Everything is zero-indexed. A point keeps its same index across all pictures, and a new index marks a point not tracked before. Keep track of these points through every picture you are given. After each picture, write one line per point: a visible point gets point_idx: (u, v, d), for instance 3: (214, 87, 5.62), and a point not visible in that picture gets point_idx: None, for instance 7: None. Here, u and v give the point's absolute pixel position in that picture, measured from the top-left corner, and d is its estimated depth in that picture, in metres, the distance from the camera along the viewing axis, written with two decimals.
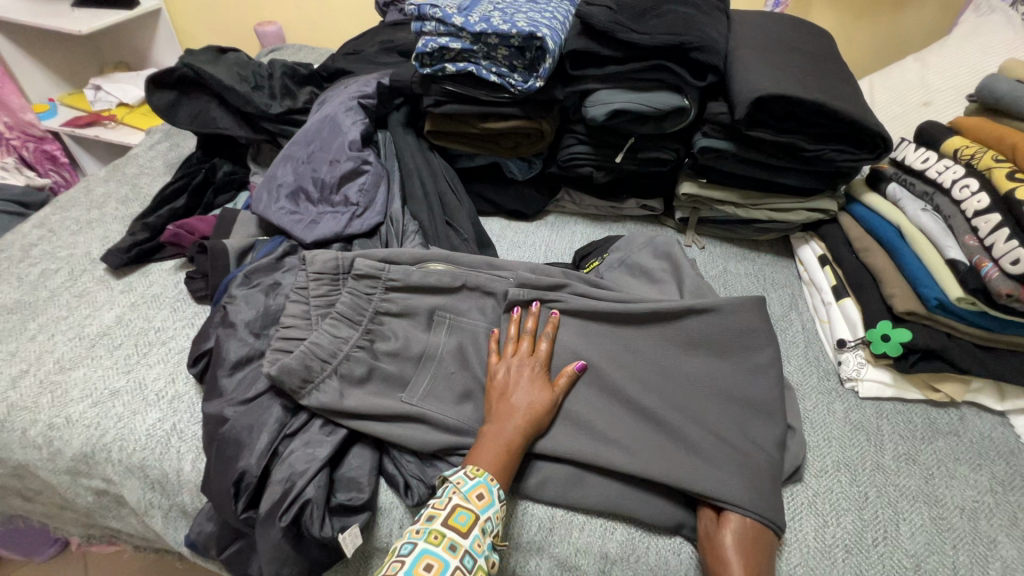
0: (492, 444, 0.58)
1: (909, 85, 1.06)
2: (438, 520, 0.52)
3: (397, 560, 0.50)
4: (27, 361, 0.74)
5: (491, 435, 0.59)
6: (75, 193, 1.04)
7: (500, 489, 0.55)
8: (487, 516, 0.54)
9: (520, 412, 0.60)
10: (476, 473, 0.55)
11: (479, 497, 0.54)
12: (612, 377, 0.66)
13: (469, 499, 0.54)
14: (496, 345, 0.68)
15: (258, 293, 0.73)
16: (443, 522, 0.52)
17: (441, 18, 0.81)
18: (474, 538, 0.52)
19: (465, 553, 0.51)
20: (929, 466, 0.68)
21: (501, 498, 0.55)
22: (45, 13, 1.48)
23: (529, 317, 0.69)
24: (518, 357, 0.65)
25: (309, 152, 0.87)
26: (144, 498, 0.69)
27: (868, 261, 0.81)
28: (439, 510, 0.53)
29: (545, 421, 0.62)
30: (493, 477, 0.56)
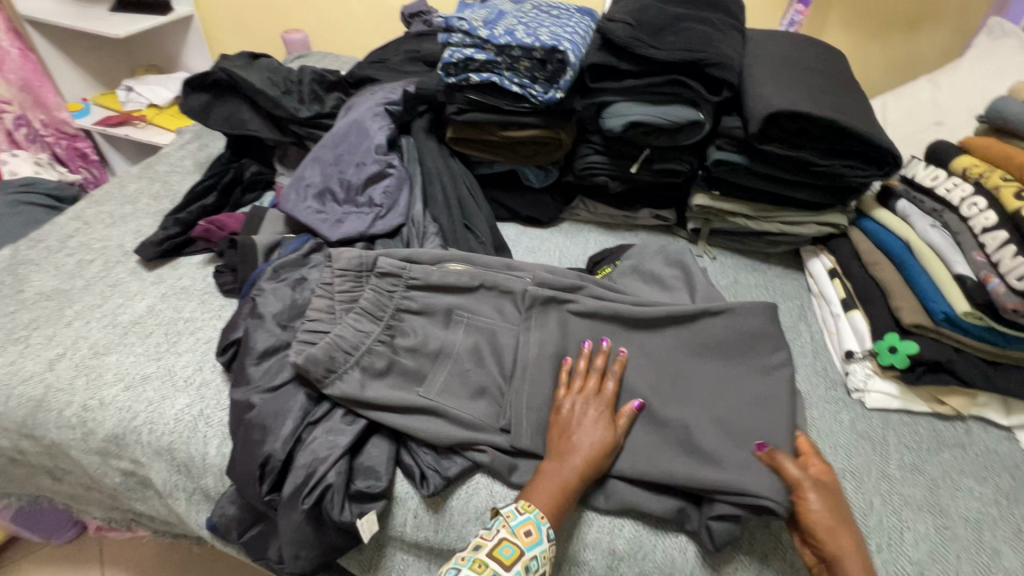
0: (548, 483, 0.58)
1: (920, 105, 1.08)
2: (483, 551, 0.54)
3: None
4: (64, 346, 0.78)
5: (548, 474, 0.59)
6: (109, 188, 1.09)
7: (549, 528, 0.56)
8: (533, 554, 0.55)
9: (580, 455, 0.60)
10: (527, 508, 0.57)
11: (526, 533, 0.55)
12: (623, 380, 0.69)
13: (517, 534, 0.55)
14: (567, 377, 0.67)
15: (285, 287, 0.77)
16: (488, 552, 0.54)
17: (467, 30, 0.85)
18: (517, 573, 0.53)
19: None
20: (933, 477, 0.69)
21: (549, 538, 0.56)
22: (84, 17, 1.55)
23: (600, 355, 0.68)
24: (585, 395, 0.65)
25: (337, 154, 0.90)
26: (169, 480, 0.72)
27: (875, 274, 0.82)
28: (486, 540, 0.55)
29: (605, 465, 0.61)
30: (545, 515, 0.56)
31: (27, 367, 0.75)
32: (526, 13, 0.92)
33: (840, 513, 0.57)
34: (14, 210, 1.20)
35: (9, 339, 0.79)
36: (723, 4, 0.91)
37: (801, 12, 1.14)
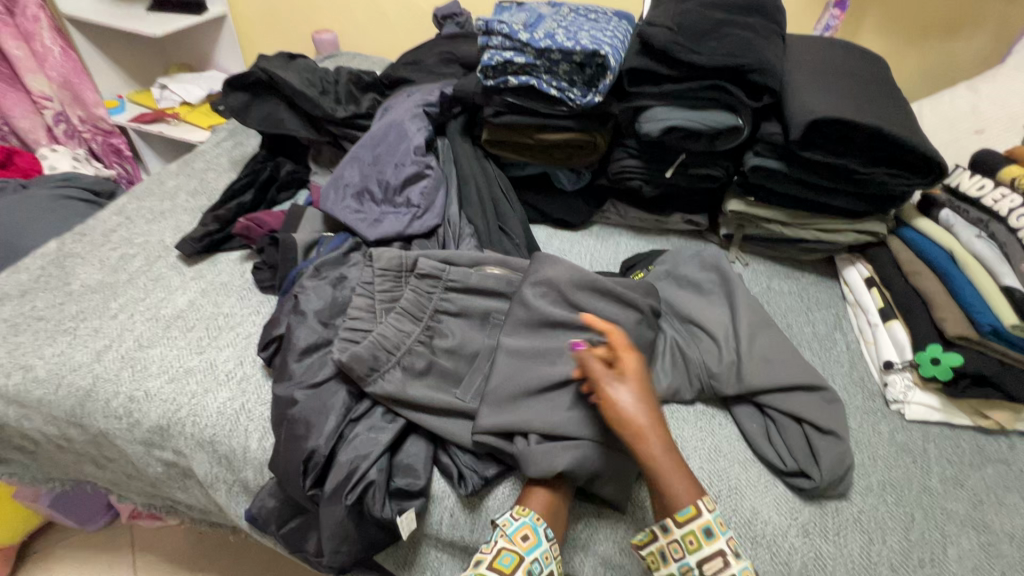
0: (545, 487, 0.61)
1: (962, 113, 1.06)
2: (482, 565, 0.54)
3: None
4: (110, 338, 0.80)
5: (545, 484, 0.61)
6: (149, 184, 1.11)
7: (546, 529, 0.57)
8: (532, 558, 0.55)
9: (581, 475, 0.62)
10: (521, 514, 0.58)
11: (523, 538, 0.56)
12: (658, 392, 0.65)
13: (514, 541, 0.56)
14: None
15: (326, 285, 0.78)
16: (487, 566, 0.54)
17: (507, 34, 0.86)
18: None
19: None
20: (977, 492, 0.68)
21: (547, 538, 0.57)
22: (123, 16, 1.59)
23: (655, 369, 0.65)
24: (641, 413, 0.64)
25: (375, 155, 0.92)
26: (210, 472, 0.73)
27: (917, 285, 0.81)
28: (485, 555, 0.55)
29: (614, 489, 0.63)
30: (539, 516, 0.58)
31: (75, 357, 0.78)
32: (565, 17, 0.92)
33: (655, 419, 0.59)
34: (56, 204, 1.24)
35: (57, 330, 0.81)
36: (763, 9, 0.91)
37: (837, 17, 1.12)
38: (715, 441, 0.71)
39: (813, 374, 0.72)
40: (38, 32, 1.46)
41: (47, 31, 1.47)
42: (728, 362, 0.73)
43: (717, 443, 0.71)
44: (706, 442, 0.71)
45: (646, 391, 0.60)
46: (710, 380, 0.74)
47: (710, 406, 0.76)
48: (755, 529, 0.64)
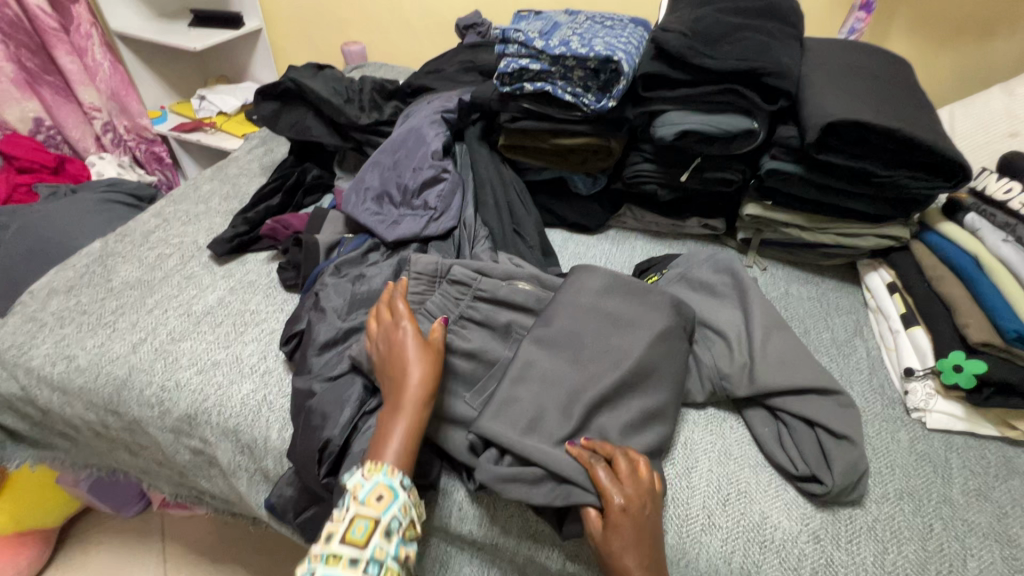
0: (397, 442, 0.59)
1: (994, 115, 1.03)
2: (336, 539, 0.53)
3: None
4: (145, 331, 0.85)
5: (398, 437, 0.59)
6: (185, 188, 1.17)
7: (401, 480, 0.57)
8: (389, 518, 0.55)
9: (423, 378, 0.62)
10: (373, 472, 0.57)
11: (378, 498, 0.55)
12: (625, 488, 0.57)
13: (368, 504, 0.55)
14: (608, 503, 0.56)
15: (346, 282, 0.81)
16: (341, 540, 0.53)
17: (523, 42, 0.88)
18: (376, 545, 0.53)
19: (369, 561, 0.52)
20: (1002, 505, 0.66)
21: (404, 489, 0.57)
22: (166, 32, 1.69)
23: (601, 464, 0.59)
24: (631, 534, 0.54)
25: (395, 159, 0.95)
26: (233, 460, 0.77)
27: (940, 290, 0.79)
28: (337, 527, 0.54)
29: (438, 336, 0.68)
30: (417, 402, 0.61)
31: (114, 349, 0.83)
32: (580, 24, 0.94)
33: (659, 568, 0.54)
34: (101, 208, 1.32)
35: (99, 323, 0.86)
36: (780, 13, 0.90)
37: (862, 20, 1.10)
38: (725, 444, 0.72)
39: (830, 378, 0.71)
40: (89, 48, 1.54)
41: (98, 47, 1.56)
42: (740, 365, 0.72)
43: (727, 447, 0.71)
44: (717, 446, 0.71)
45: (646, 528, 0.56)
46: (721, 382, 0.73)
47: (722, 410, 0.76)
48: (764, 533, 0.63)
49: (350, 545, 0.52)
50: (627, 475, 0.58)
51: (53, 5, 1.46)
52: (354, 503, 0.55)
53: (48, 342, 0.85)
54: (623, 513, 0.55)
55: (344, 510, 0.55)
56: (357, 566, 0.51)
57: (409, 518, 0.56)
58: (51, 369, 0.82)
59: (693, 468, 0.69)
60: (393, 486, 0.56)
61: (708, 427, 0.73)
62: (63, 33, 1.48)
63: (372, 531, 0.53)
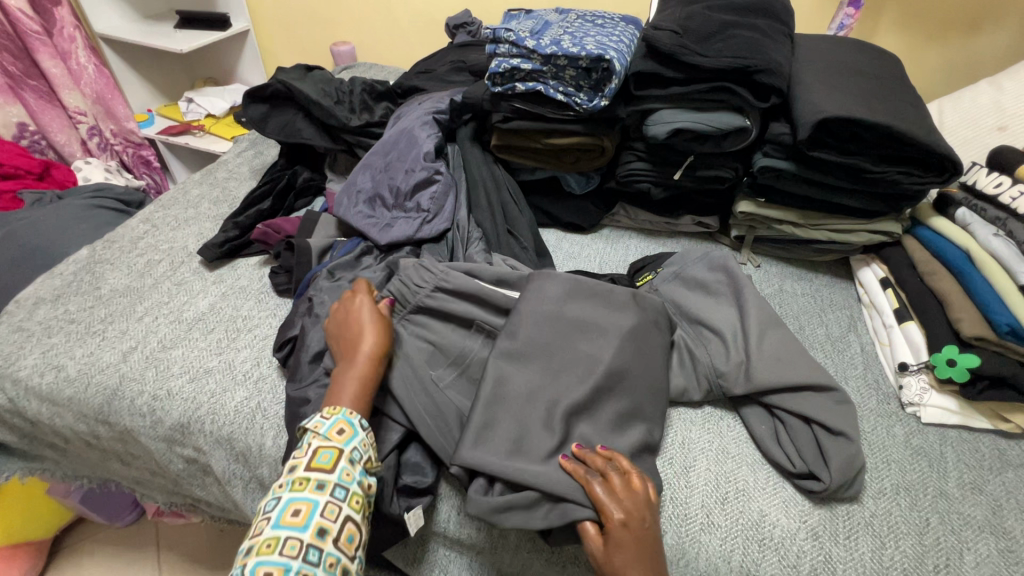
0: (349, 388, 0.62)
1: (983, 109, 1.04)
2: (301, 468, 0.55)
3: (264, 515, 0.53)
4: (136, 339, 0.84)
5: (350, 383, 0.62)
6: (174, 193, 1.16)
7: (361, 420, 0.60)
8: (351, 448, 0.58)
9: (369, 333, 0.66)
10: (332, 413, 0.59)
11: (339, 433, 0.58)
12: (622, 502, 0.56)
13: (330, 438, 0.58)
14: (607, 518, 0.55)
15: (339, 287, 0.81)
16: (306, 468, 0.55)
17: (514, 41, 0.87)
18: (342, 470, 0.56)
19: (334, 486, 0.55)
20: (997, 497, 0.66)
21: (363, 428, 0.60)
22: (152, 34, 1.67)
23: (596, 478, 0.58)
24: (632, 549, 0.54)
25: (386, 161, 0.94)
26: (228, 469, 0.76)
27: (934, 286, 0.79)
28: (301, 459, 0.56)
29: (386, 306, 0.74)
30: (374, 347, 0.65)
31: (104, 358, 0.81)
32: (571, 23, 0.94)
33: None
34: (89, 213, 1.30)
35: (88, 332, 0.85)
36: (771, 10, 0.90)
37: (851, 15, 1.10)
38: (722, 442, 0.72)
39: (826, 375, 0.71)
40: (74, 51, 1.52)
41: (82, 50, 1.53)
42: (736, 363, 0.72)
43: (725, 445, 0.71)
44: (714, 444, 0.71)
45: (648, 542, 0.55)
46: (718, 380, 0.73)
47: (718, 408, 0.76)
48: (762, 531, 0.63)
49: (315, 472, 0.55)
50: (624, 488, 0.58)
51: (35, 9, 1.43)
52: (315, 437, 0.58)
53: (36, 352, 0.83)
54: (623, 528, 0.55)
55: (308, 442, 0.57)
56: (324, 490, 0.54)
57: (370, 452, 0.59)
58: (40, 380, 0.81)
59: (692, 467, 0.69)
60: (353, 423, 0.59)
61: (705, 426, 0.74)
62: (46, 36, 1.46)
63: (336, 460, 0.56)
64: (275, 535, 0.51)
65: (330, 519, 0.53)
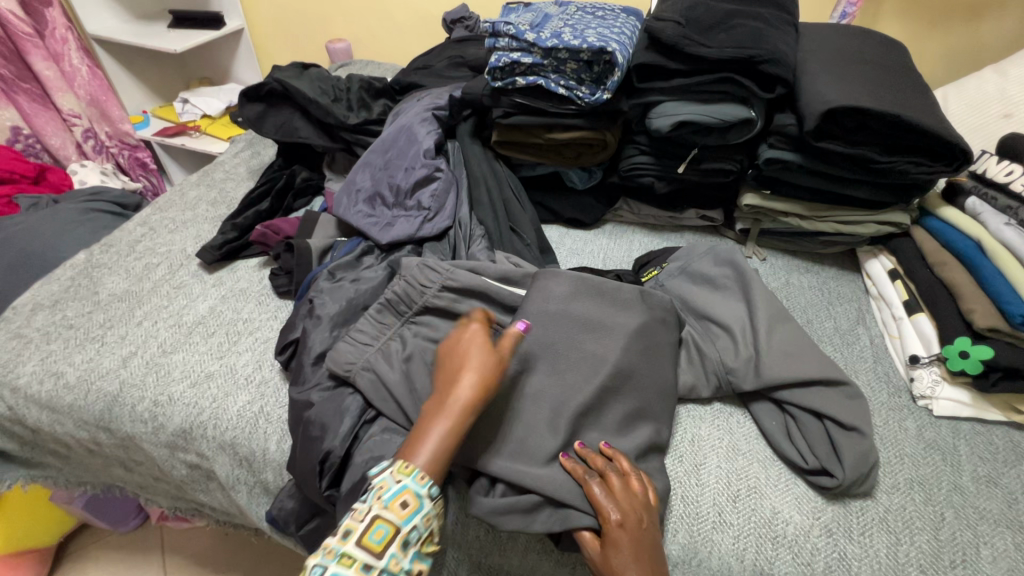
0: (433, 441, 0.54)
1: (990, 96, 1.03)
2: (353, 538, 0.50)
3: None
4: (135, 344, 0.83)
5: (434, 434, 0.55)
6: (171, 195, 1.14)
7: (429, 487, 0.53)
8: (409, 528, 0.51)
9: (467, 381, 0.56)
10: (403, 474, 0.53)
11: (401, 505, 0.52)
12: (620, 503, 0.56)
13: (390, 510, 0.51)
14: (603, 518, 0.55)
15: (340, 287, 0.79)
16: (357, 542, 0.50)
17: (513, 35, 0.86)
18: (390, 558, 0.50)
19: (380, 572, 0.49)
20: (1012, 490, 0.65)
21: (430, 499, 0.53)
22: (146, 35, 1.65)
23: (594, 479, 0.58)
24: (630, 550, 0.53)
25: (386, 159, 0.93)
26: (232, 474, 0.75)
27: (944, 277, 0.78)
28: (356, 525, 0.50)
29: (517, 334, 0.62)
30: (467, 401, 0.56)
31: (103, 364, 0.80)
32: (571, 15, 0.92)
33: None
34: (85, 217, 1.28)
35: (86, 338, 0.84)
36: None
37: (854, 3, 1.08)
38: (732, 439, 0.71)
39: (837, 370, 0.70)
40: (66, 53, 1.51)
41: (75, 52, 1.52)
42: (745, 358, 0.71)
43: (735, 442, 0.70)
44: (724, 441, 0.70)
45: (646, 543, 0.54)
46: (727, 376, 0.72)
47: (727, 404, 0.75)
48: (775, 529, 0.62)
49: (365, 549, 0.49)
50: (621, 488, 0.57)
51: (26, 10, 1.42)
52: (377, 503, 0.52)
53: (34, 359, 0.82)
54: (620, 528, 0.54)
55: (367, 507, 0.52)
56: (370, 573, 0.49)
57: (427, 528, 0.53)
58: (38, 388, 0.80)
59: (702, 465, 0.68)
60: (419, 495, 0.53)
61: (715, 423, 0.72)
62: (38, 38, 1.43)
63: (390, 540, 0.50)
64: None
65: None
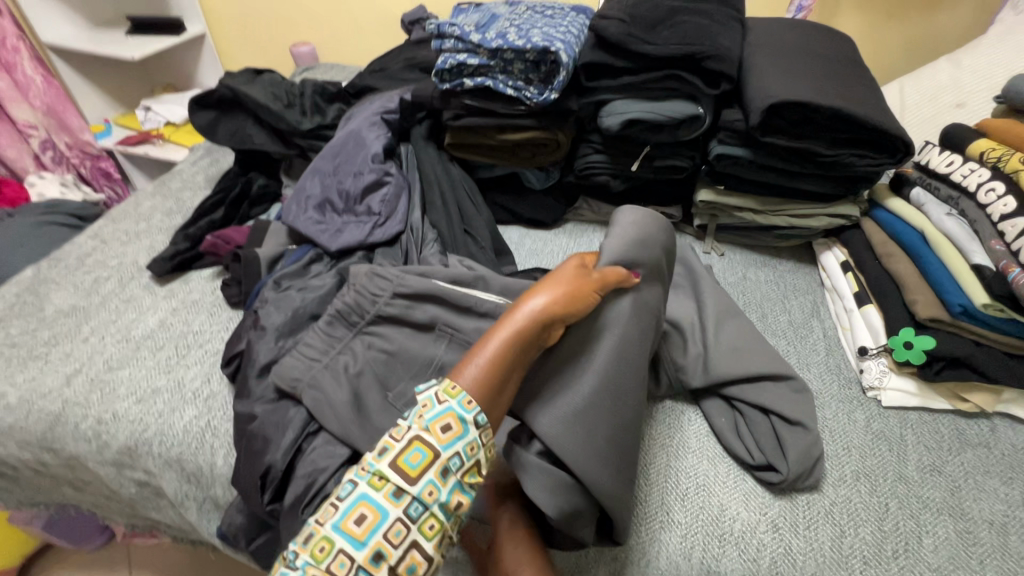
0: (498, 342, 0.52)
1: (941, 87, 1.04)
2: (387, 457, 0.46)
3: (333, 502, 0.45)
4: (80, 361, 0.81)
5: (495, 344, 0.51)
6: (125, 206, 1.12)
7: (477, 413, 0.48)
8: (449, 455, 0.46)
9: (545, 292, 0.55)
10: (448, 394, 0.49)
11: (443, 429, 0.47)
12: None
13: (431, 431, 0.47)
14: None
15: (287, 297, 0.78)
16: (390, 463, 0.46)
17: (459, 36, 0.85)
18: (424, 486, 0.45)
19: (412, 500, 0.45)
20: (955, 478, 0.66)
21: (476, 425, 0.48)
22: (104, 42, 1.62)
23: None
24: None
25: (335, 165, 0.92)
26: (180, 490, 0.74)
27: (891, 268, 0.79)
28: (393, 443, 0.47)
29: (611, 284, 0.60)
30: (542, 308, 0.54)
31: (46, 383, 0.78)
32: (519, 15, 0.92)
33: None
34: (40, 231, 1.26)
35: (29, 356, 0.82)
36: None
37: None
38: (682, 437, 0.71)
39: (783, 364, 0.70)
40: (19, 62, 1.47)
41: (29, 61, 1.48)
42: (694, 355, 0.71)
43: (685, 440, 0.70)
44: (674, 439, 0.70)
45: None
46: (677, 374, 0.72)
47: (679, 402, 0.75)
48: (722, 526, 0.62)
49: (398, 472, 0.45)
50: None
51: None
52: (418, 423, 0.47)
53: None
54: None
55: (407, 426, 0.47)
56: (399, 501, 0.45)
57: (473, 458, 0.48)
58: None
59: (652, 464, 0.68)
60: (465, 420, 0.48)
61: (666, 422, 0.72)
62: None
63: (427, 467, 0.46)
64: (331, 539, 0.43)
65: (392, 543, 0.44)
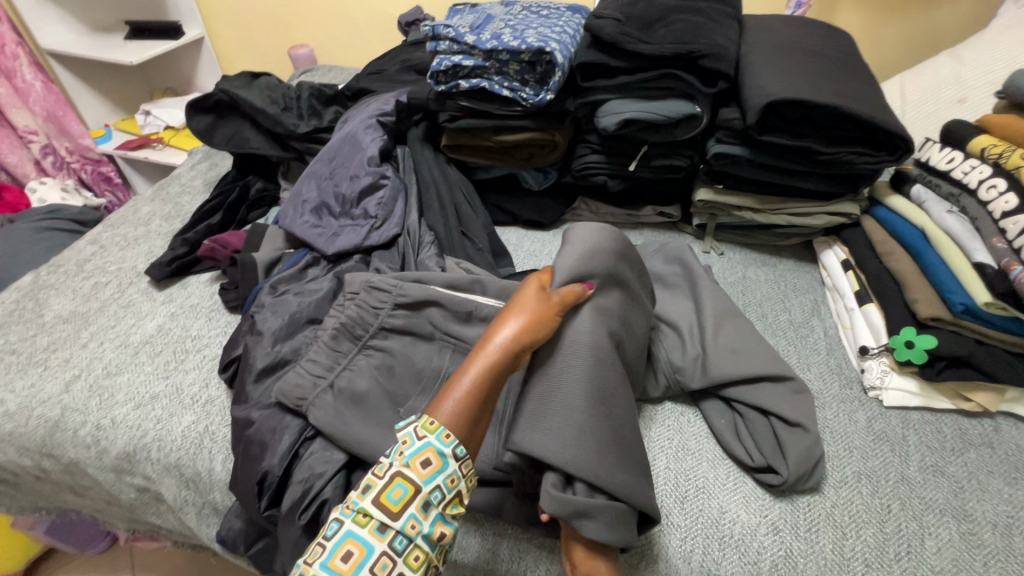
0: (470, 376, 0.51)
1: (941, 82, 1.03)
2: (370, 496, 0.46)
3: (320, 541, 0.45)
4: (79, 367, 0.81)
5: (469, 378, 0.51)
6: (123, 211, 1.12)
7: (457, 446, 0.48)
8: (432, 488, 0.46)
9: (513, 321, 0.55)
10: (427, 430, 0.48)
11: (423, 464, 0.47)
12: None
13: (412, 466, 0.46)
14: None
15: (284, 301, 0.78)
16: (373, 500, 0.46)
17: (454, 37, 0.85)
18: (407, 520, 0.45)
19: (395, 534, 0.45)
20: (958, 479, 0.65)
21: (457, 457, 0.48)
22: (102, 47, 1.62)
23: None
24: None
25: (331, 168, 0.92)
26: (179, 495, 0.74)
27: (891, 267, 0.79)
28: (376, 481, 0.46)
29: (572, 302, 0.60)
30: (512, 338, 0.54)
31: (45, 389, 0.79)
32: (514, 16, 0.91)
33: None
34: (40, 236, 1.26)
35: (29, 362, 0.82)
36: None
37: None
38: (682, 439, 0.70)
39: (783, 364, 0.70)
40: (18, 69, 1.47)
41: (27, 68, 1.49)
42: (692, 357, 0.71)
43: (685, 442, 0.70)
44: (674, 441, 0.70)
45: None
46: (675, 376, 0.72)
47: (678, 403, 0.74)
48: (722, 528, 0.62)
49: (380, 508, 0.45)
50: None
51: None
52: (398, 459, 0.47)
53: None
54: None
55: (388, 464, 0.47)
56: (383, 536, 0.44)
57: (456, 489, 0.48)
58: None
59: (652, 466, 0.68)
60: (444, 453, 0.47)
61: (666, 424, 0.72)
62: None
63: (409, 501, 0.45)
64: None
65: None
